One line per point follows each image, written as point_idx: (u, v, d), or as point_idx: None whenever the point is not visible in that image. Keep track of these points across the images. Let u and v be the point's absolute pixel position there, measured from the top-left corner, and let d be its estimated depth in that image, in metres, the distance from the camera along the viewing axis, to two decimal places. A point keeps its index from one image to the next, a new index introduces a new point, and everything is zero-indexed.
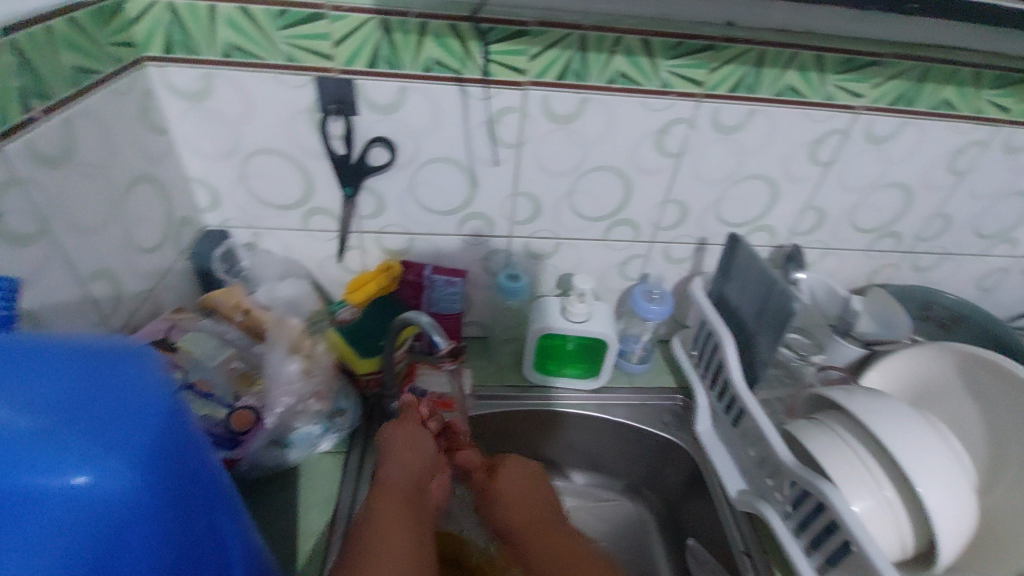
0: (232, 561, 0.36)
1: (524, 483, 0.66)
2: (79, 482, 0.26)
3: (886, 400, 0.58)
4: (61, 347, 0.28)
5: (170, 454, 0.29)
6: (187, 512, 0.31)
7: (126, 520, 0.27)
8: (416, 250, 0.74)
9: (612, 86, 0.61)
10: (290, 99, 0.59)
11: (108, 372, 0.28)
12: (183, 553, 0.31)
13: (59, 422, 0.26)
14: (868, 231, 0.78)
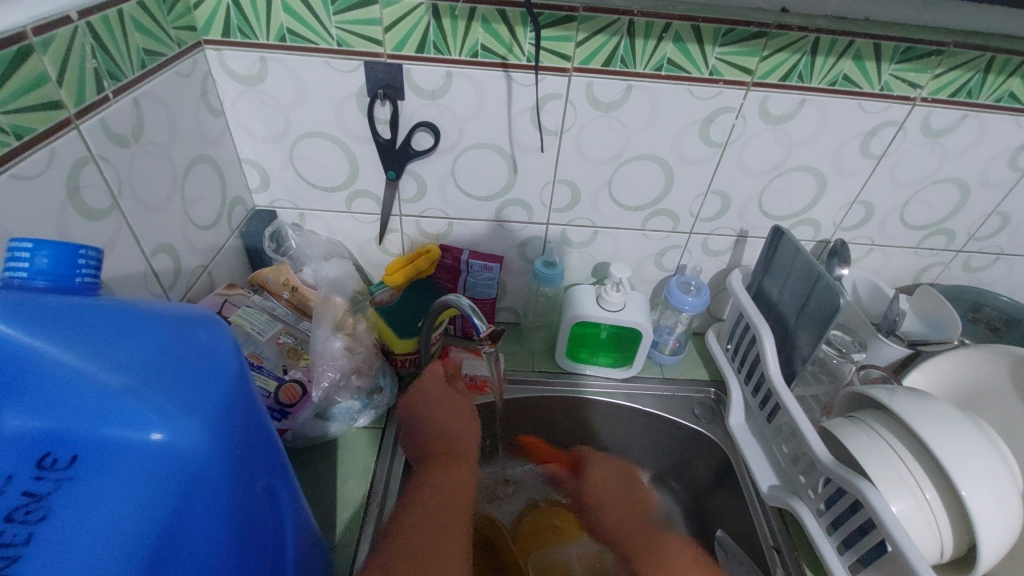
0: (281, 527, 0.38)
1: (614, 480, 0.81)
2: (159, 439, 0.28)
3: (930, 401, 0.57)
4: (145, 314, 0.30)
5: (237, 419, 0.31)
6: (250, 476, 0.33)
7: (200, 479, 0.29)
8: (455, 235, 0.75)
9: (658, 73, 0.60)
10: (339, 83, 0.61)
11: (188, 341, 0.30)
12: (246, 514, 0.33)
13: (143, 382, 0.28)
14: (917, 228, 0.75)
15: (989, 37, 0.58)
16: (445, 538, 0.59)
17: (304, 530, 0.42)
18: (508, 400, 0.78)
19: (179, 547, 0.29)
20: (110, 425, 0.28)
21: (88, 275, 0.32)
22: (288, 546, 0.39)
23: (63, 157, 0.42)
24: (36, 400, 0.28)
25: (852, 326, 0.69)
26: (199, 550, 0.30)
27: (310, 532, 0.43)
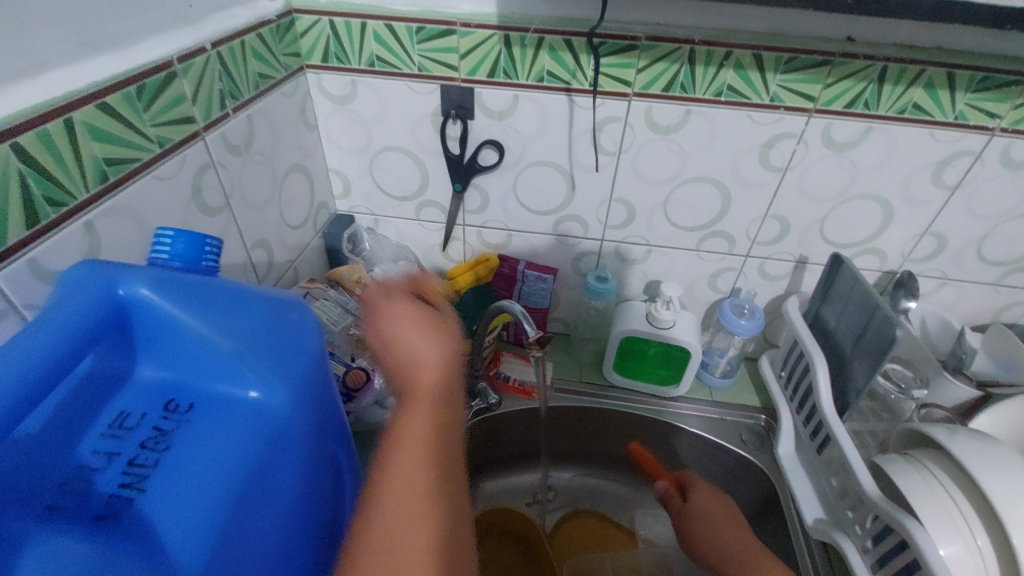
0: (345, 499, 0.42)
1: (717, 516, 0.66)
2: (256, 395, 0.35)
3: (994, 445, 0.54)
4: (253, 295, 0.36)
5: (317, 389, 0.37)
6: (321, 441, 0.38)
7: (283, 434, 0.35)
8: (513, 246, 0.80)
9: (717, 99, 0.62)
10: (418, 104, 0.67)
11: (282, 318, 0.36)
12: (316, 473, 0.38)
13: (249, 348, 0.35)
14: (997, 264, 0.71)
15: None
16: (428, 486, 0.36)
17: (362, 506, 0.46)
18: (553, 408, 0.81)
19: (265, 490, 0.34)
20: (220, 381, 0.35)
21: (211, 262, 0.39)
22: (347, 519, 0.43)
23: (192, 162, 0.50)
24: (170, 359, 0.35)
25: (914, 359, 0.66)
26: (278, 500, 0.35)
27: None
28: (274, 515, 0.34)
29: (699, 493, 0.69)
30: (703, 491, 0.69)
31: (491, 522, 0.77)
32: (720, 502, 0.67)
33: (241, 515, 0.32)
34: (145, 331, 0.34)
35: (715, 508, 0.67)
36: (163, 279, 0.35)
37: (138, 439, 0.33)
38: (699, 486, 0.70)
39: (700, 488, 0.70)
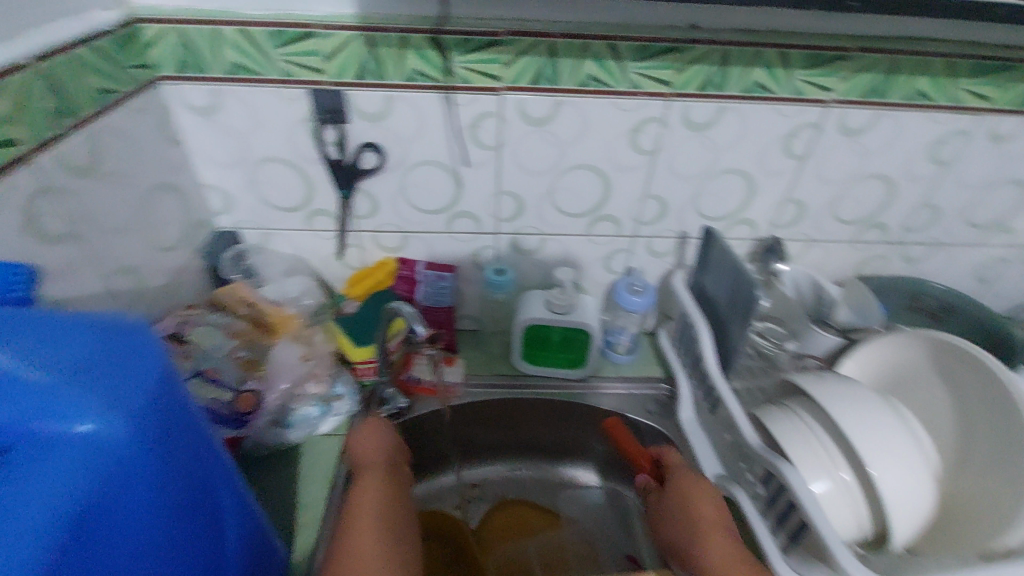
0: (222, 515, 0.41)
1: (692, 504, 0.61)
2: (85, 430, 0.30)
3: (850, 387, 0.60)
4: (81, 322, 0.33)
5: (167, 417, 0.34)
6: (179, 476, 0.35)
7: (124, 472, 0.31)
8: (409, 248, 0.79)
9: (583, 89, 0.65)
10: (288, 111, 0.65)
11: (121, 341, 0.33)
12: (175, 509, 0.35)
13: (72, 378, 0.30)
14: (851, 223, 0.78)
15: (883, 40, 0.64)
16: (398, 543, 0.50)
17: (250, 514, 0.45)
18: (468, 405, 0.81)
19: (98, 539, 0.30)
20: (32, 420, 0.30)
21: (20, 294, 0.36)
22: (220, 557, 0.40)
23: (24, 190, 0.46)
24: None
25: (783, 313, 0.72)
26: (122, 546, 0.31)
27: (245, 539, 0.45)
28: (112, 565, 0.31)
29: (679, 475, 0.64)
30: (683, 474, 0.64)
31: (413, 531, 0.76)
32: (696, 488, 0.62)
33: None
34: None
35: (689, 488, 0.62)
36: None
37: None
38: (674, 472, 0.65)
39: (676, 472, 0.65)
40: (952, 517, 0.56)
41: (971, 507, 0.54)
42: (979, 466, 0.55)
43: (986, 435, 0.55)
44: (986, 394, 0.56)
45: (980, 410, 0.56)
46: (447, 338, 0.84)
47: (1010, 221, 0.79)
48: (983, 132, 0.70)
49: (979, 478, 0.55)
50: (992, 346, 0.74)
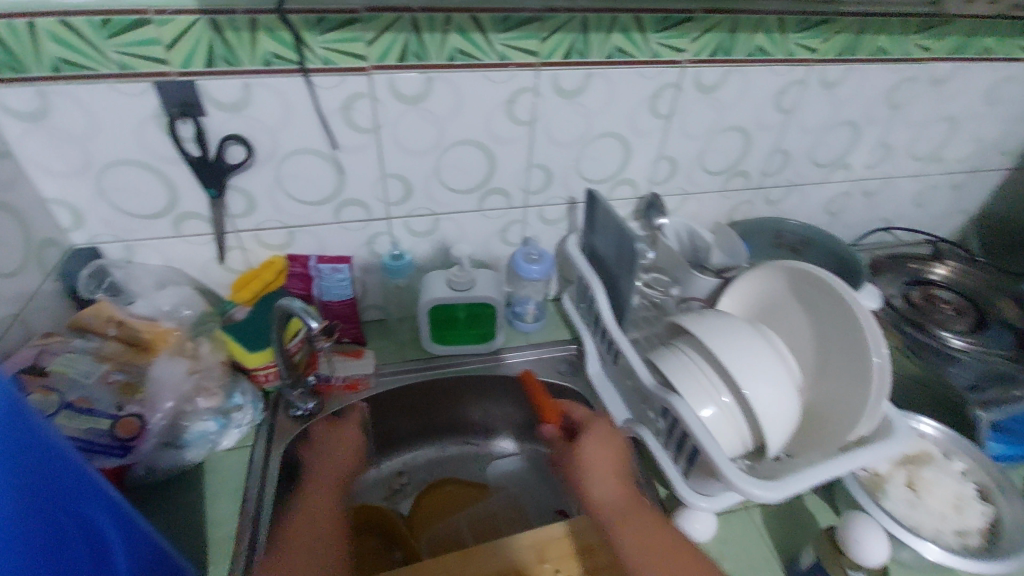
0: (96, 522, 0.37)
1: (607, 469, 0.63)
2: None
3: (726, 320, 0.66)
4: None
5: (22, 452, 0.30)
6: (48, 515, 0.32)
7: None
8: (299, 243, 0.76)
9: (453, 63, 0.65)
10: (134, 108, 0.60)
11: None
12: (53, 552, 0.32)
13: None
14: (718, 173, 0.86)
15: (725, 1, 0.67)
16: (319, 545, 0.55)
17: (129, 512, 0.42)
18: (383, 394, 0.81)
19: None
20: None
21: None
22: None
23: None
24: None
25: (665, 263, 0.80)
26: None
27: (145, 558, 0.44)
28: None
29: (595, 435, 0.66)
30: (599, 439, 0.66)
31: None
32: (609, 448, 0.65)
33: None
34: None
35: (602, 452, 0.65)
36: None
37: None
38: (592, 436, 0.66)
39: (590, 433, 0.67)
40: (816, 419, 0.63)
41: (828, 409, 0.62)
42: (834, 372, 0.63)
43: (835, 344, 0.63)
44: (830, 308, 0.64)
45: (828, 323, 0.64)
46: (353, 332, 0.83)
47: (846, 158, 0.90)
48: (815, 80, 0.78)
49: (833, 382, 0.62)
50: (841, 268, 0.85)
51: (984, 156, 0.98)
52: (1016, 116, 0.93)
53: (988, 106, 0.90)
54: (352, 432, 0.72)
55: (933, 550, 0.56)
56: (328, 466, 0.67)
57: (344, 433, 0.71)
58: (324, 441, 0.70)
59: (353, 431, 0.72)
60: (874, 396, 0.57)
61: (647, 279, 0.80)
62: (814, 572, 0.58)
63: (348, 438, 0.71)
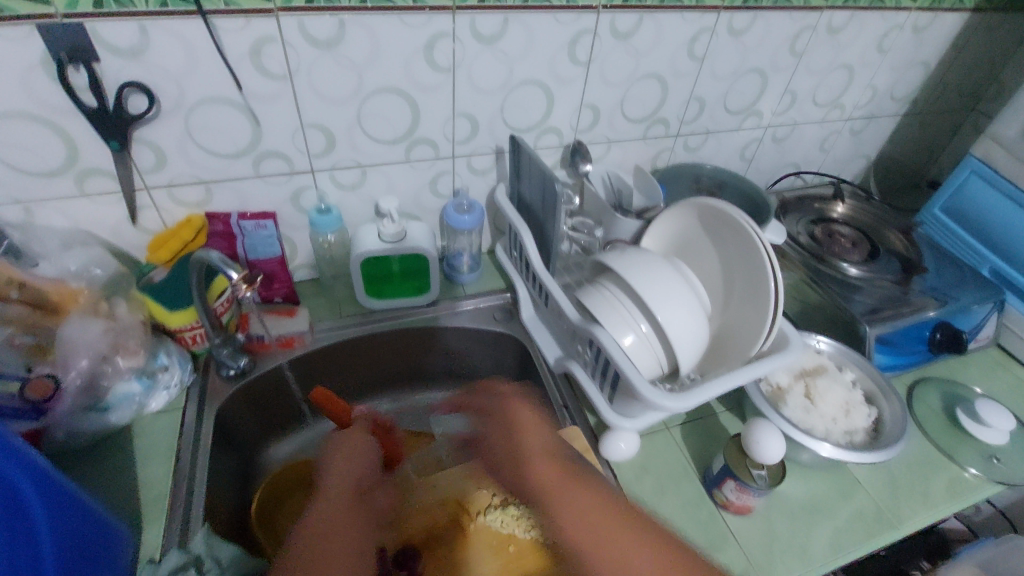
0: (9, 474, 0.39)
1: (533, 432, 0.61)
2: None
3: (645, 255, 0.70)
4: None
5: None
6: None
7: None
8: (218, 199, 0.74)
9: (365, 6, 0.63)
10: (14, 54, 0.55)
11: None
12: None
13: None
14: (638, 120, 0.89)
15: None
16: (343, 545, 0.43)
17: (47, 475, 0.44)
18: (321, 351, 0.82)
19: None
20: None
21: None
22: (46, 551, 0.42)
23: None
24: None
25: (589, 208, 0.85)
26: None
27: (71, 535, 0.46)
28: None
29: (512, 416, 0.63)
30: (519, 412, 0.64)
31: (282, 484, 0.75)
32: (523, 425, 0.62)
33: None
34: None
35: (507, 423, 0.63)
36: None
37: None
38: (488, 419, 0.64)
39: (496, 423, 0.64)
40: (724, 342, 0.70)
41: (733, 333, 0.68)
42: (738, 299, 0.69)
43: (739, 274, 0.69)
44: (734, 241, 0.69)
45: (733, 255, 0.69)
46: (284, 292, 0.83)
47: (757, 105, 0.96)
48: (724, 27, 0.81)
49: (738, 308, 0.68)
50: (752, 207, 0.91)
51: (879, 103, 1.07)
52: (905, 64, 1.01)
53: (881, 54, 0.97)
54: (368, 439, 0.55)
55: (826, 447, 0.64)
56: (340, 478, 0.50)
57: (357, 440, 0.54)
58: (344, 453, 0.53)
59: (361, 436, 0.55)
60: (768, 318, 0.63)
61: (573, 223, 0.84)
62: (720, 474, 0.65)
63: (365, 448, 0.54)
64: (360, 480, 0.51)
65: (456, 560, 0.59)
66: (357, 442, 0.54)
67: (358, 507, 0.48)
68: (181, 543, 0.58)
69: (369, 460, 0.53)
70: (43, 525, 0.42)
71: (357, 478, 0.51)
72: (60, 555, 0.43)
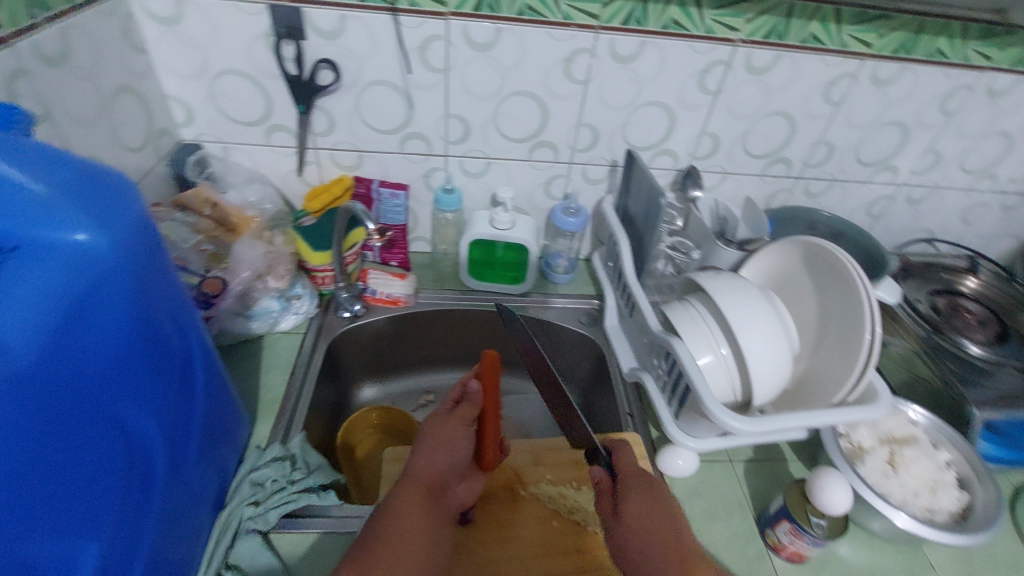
0: (189, 343, 0.50)
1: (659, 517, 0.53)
2: (79, 239, 0.38)
3: (741, 283, 0.71)
4: (68, 159, 0.40)
5: (144, 258, 0.43)
6: (155, 318, 0.44)
7: (104, 288, 0.39)
8: (366, 167, 0.86)
9: (522, 18, 0.72)
10: (248, 25, 0.70)
11: (100, 187, 0.40)
12: (150, 344, 0.44)
13: (63, 201, 0.37)
14: (760, 156, 0.90)
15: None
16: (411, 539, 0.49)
17: (210, 354, 0.55)
18: (420, 315, 0.91)
19: (80, 336, 0.38)
20: (33, 228, 0.37)
21: (22, 129, 0.41)
22: (199, 407, 0.53)
23: (3, 69, 0.51)
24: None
25: (691, 230, 0.86)
26: (98, 349, 0.39)
27: (218, 403, 0.57)
28: (94, 358, 0.39)
29: (626, 508, 0.54)
30: (636, 499, 0.54)
31: (388, 421, 0.84)
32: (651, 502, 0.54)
33: (52, 350, 0.36)
34: None
35: (657, 487, 0.56)
36: None
37: None
38: (633, 475, 0.57)
39: (633, 477, 0.57)
40: (807, 385, 0.68)
41: (819, 378, 0.67)
42: (831, 345, 0.67)
43: (837, 319, 0.67)
44: (838, 286, 0.68)
45: (834, 300, 0.68)
46: (400, 257, 0.94)
47: (893, 161, 0.92)
48: (867, 76, 0.80)
49: (829, 354, 0.67)
50: (868, 263, 0.87)
51: None
52: None
53: None
54: (462, 431, 0.60)
55: (903, 518, 0.59)
56: (424, 471, 0.56)
57: (449, 432, 0.59)
58: (437, 438, 0.59)
59: (457, 426, 0.60)
60: (861, 366, 0.61)
61: (671, 242, 0.87)
62: (777, 514, 0.64)
63: (455, 440, 0.59)
64: (440, 474, 0.57)
65: (505, 516, 0.64)
66: (448, 433, 0.59)
67: (429, 502, 0.54)
68: (283, 441, 0.69)
69: (454, 455, 0.59)
70: (199, 386, 0.53)
71: (440, 473, 0.57)
72: (205, 412, 0.54)
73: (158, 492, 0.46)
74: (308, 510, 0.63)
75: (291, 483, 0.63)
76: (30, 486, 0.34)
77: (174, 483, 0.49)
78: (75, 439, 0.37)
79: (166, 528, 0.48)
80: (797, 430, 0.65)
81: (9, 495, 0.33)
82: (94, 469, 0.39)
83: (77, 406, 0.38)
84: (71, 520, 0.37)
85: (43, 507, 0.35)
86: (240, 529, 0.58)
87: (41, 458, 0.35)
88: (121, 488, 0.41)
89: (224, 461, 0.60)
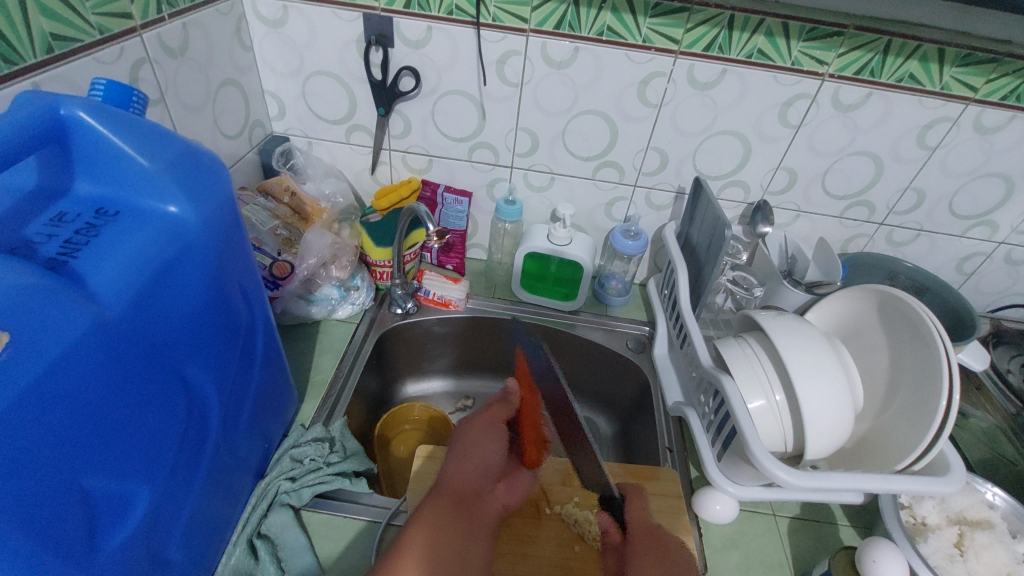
0: (255, 317, 0.54)
1: None
2: (172, 209, 0.42)
3: (804, 328, 0.67)
4: (173, 137, 0.44)
5: (229, 234, 0.46)
6: (229, 289, 0.48)
7: (189, 256, 0.43)
8: (434, 171, 0.89)
9: (600, 38, 0.72)
10: (343, 30, 0.75)
11: (197, 166, 0.44)
12: (221, 312, 0.48)
13: (166, 175, 0.42)
14: (840, 197, 0.85)
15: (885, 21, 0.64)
16: (442, 543, 0.47)
17: (272, 333, 0.58)
18: (468, 320, 0.92)
19: (162, 297, 0.42)
20: (142, 197, 0.42)
21: (138, 109, 0.46)
22: (255, 378, 0.56)
23: (129, 56, 0.57)
24: (100, 173, 0.42)
25: (756, 267, 0.84)
26: (175, 311, 0.43)
27: (274, 376, 0.61)
28: (170, 319, 0.43)
29: None
30: None
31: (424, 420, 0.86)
32: None
33: (139, 307, 0.40)
34: (81, 144, 0.41)
35: None
36: (89, 104, 0.41)
37: (73, 227, 0.40)
38: None
39: None
40: (871, 445, 0.63)
41: (884, 440, 0.62)
42: (900, 407, 0.62)
43: (911, 377, 0.62)
44: (916, 343, 0.62)
45: (909, 358, 0.63)
46: (456, 261, 0.97)
47: (993, 215, 0.84)
48: (970, 121, 0.74)
49: (898, 416, 0.61)
50: (952, 323, 0.80)
51: None
52: None
53: None
54: (492, 436, 0.64)
55: None
56: (458, 474, 0.58)
57: (480, 437, 0.63)
58: (470, 444, 0.62)
59: (486, 432, 0.64)
60: (935, 429, 0.56)
61: (733, 276, 0.84)
62: None
63: (489, 443, 0.63)
64: (474, 478, 0.58)
65: (526, 531, 0.63)
66: (478, 440, 0.62)
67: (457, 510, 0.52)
68: (325, 423, 0.72)
69: (487, 462, 0.61)
70: (258, 360, 0.56)
71: (473, 477, 0.58)
72: (260, 386, 0.58)
73: (208, 453, 0.49)
74: (340, 493, 0.64)
75: (328, 464, 0.65)
76: (106, 426, 0.37)
77: (223, 448, 0.52)
78: (147, 388, 0.41)
79: (212, 487, 0.51)
80: (853, 493, 0.60)
81: (88, 430, 0.36)
82: (157, 421, 0.42)
83: (152, 361, 0.41)
84: (134, 464, 0.40)
85: (112, 448, 0.38)
86: (275, 501, 0.61)
87: (114, 404, 0.38)
88: (179, 440, 0.45)
89: (270, 432, 0.63)
